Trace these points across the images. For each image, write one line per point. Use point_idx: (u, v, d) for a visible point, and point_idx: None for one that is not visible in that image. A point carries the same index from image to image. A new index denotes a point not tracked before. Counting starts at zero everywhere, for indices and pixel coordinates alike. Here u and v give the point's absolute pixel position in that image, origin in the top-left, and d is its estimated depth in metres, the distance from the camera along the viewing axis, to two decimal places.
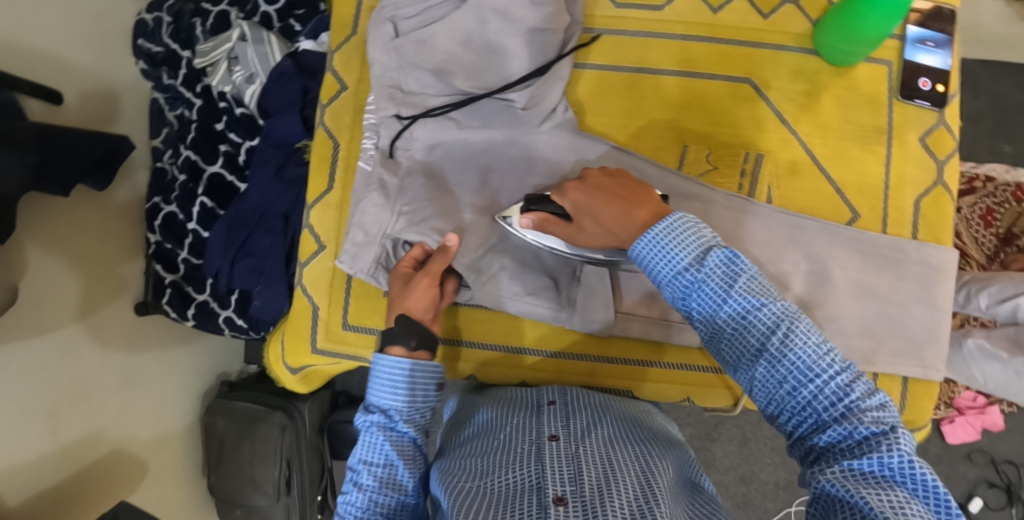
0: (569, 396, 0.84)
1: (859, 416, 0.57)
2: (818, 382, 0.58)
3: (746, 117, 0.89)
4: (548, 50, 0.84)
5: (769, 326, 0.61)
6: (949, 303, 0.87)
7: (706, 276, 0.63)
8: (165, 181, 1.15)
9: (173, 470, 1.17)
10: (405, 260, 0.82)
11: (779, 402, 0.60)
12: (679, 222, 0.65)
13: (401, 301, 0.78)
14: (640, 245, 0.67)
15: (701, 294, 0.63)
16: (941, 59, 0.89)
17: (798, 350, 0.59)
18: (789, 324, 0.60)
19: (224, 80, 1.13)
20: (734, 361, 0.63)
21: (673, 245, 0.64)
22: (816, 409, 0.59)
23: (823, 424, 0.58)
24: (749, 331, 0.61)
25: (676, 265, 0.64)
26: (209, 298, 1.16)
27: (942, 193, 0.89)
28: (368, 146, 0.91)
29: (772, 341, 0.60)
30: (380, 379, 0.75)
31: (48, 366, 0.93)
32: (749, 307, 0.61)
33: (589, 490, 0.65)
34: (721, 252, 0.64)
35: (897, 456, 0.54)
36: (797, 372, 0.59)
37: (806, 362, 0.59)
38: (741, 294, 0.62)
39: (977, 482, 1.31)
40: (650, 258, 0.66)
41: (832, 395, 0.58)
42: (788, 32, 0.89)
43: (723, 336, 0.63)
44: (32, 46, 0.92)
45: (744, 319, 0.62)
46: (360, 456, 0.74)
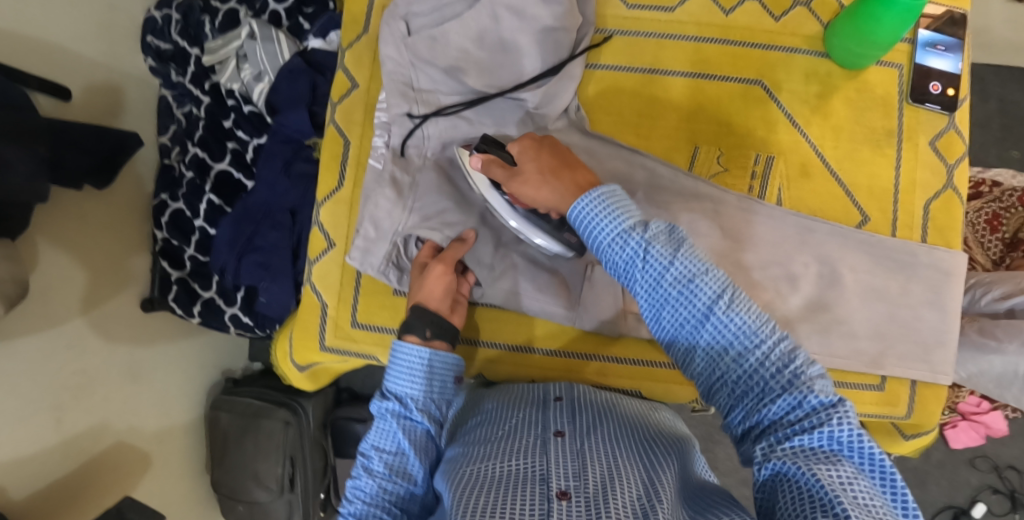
0: (576, 392, 0.84)
1: (808, 385, 0.56)
2: (762, 349, 0.58)
3: (757, 119, 0.89)
4: (561, 49, 0.85)
5: (713, 292, 0.60)
6: (959, 307, 0.87)
7: (649, 239, 0.63)
8: (172, 176, 1.15)
9: (178, 464, 1.17)
10: (424, 251, 0.85)
11: (726, 371, 0.60)
12: (613, 192, 0.66)
13: (419, 290, 0.80)
14: (578, 208, 0.66)
15: (644, 261, 0.63)
16: (952, 62, 0.89)
17: (742, 317, 0.59)
18: (731, 291, 0.60)
19: (233, 78, 1.13)
20: (677, 330, 0.62)
21: (614, 212, 0.65)
22: (763, 376, 0.58)
23: (770, 394, 0.57)
24: (693, 297, 0.61)
25: (618, 230, 0.64)
26: (215, 294, 1.16)
27: (952, 196, 0.89)
28: (379, 144, 0.91)
29: (717, 306, 0.60)
30: (397, 366, 0.75)
31: (54, 359, 0.93)
32: (695, 271, 0.61)
33: (593, 486, 0.65)
34: (660, 223, 0.65)
35: (847, 428, 0.54)
36: (741, 338, 0.59)
37: (749, 329, 0.59)
38: (686, 259, 0.62)
39: (980, 487, 1.31)
40: (591, 223, 0.65)
41: (777, 362, 0.58)
42: (800, 35, 0.89)
43: (666, 303, 0.62)
44: (42, 38, 0.93)
45: (688, 284, 0.61)
46: (372, 442, 0.75)
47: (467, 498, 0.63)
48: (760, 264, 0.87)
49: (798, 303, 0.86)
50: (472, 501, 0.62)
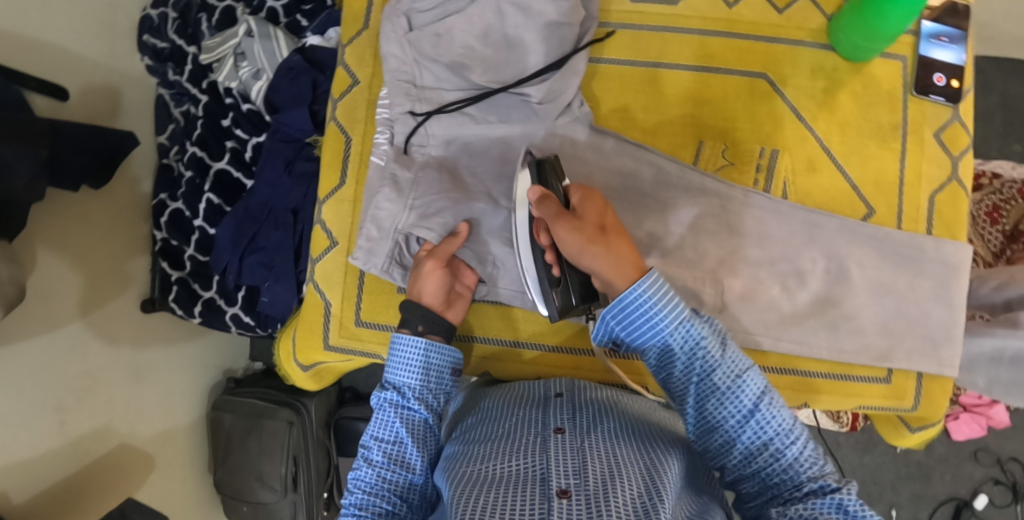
0: (576, 388, 0.84)
1: (829, 475, 0.64)
2: (796, 445, 0.65)
3: (764, 114, 0.88)
4: (566, 43, 0.84)
5: (756, 390, 0.66)
6: (965, 300, 0.87)
7: (702, 335, 0.67)
8: (171, 177, 1.14)
9: (182, 466, 1.17)
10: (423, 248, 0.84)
11: (762, 463, 0.66)
12: (666, 285, 0.67)
13: (413, 286, 0.80)
14: (633, 295, 0.67)
15: (699, 354, 0.67)
16: (955, 54, 0.88)
17: (779, 416, 0.66)
18: (770, 392, 0.67)
19: (231, 76, 1.13)
20: (719, 419, 0.67)
21: (670, 303, 0.67)
22: (796, 471, 0.64)
23: (799, 483, 0.64)
24: (739, 393, 0.66)
25: (676, 321, 0.67)
26: (216, 295, 1.16)
27: (958, 189, 0.89)
28: (381, 141, 0.90)
29: (760, 403, 0.66)
30: (394, 356, 0.77)
31: (57, 362, 0.92)
32: (741, 369, 0.67)
33: (593, 484, 0.63)
34: (706, 318, 0.69)
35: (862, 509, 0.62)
36: (779, 436, 0.65)
37: (785, 426, 0.66)
38: (734, 360, 0.67)
39: (982, 480, 1.31)
40: (647, 310, 0.67)
41: (806, 461, 0.64)
42: (806, 28, 0.89)
43: (715, 396, 0.67)
44: (39, 37, 0.91)
45: (737, 380, 0.66)
46: (372, 433, 0.75)
47: (465, 496, 0.63)
48: (765, 259, 0.87)
49: (806, 298, 0.86)
50: (471, 500, 0.62)
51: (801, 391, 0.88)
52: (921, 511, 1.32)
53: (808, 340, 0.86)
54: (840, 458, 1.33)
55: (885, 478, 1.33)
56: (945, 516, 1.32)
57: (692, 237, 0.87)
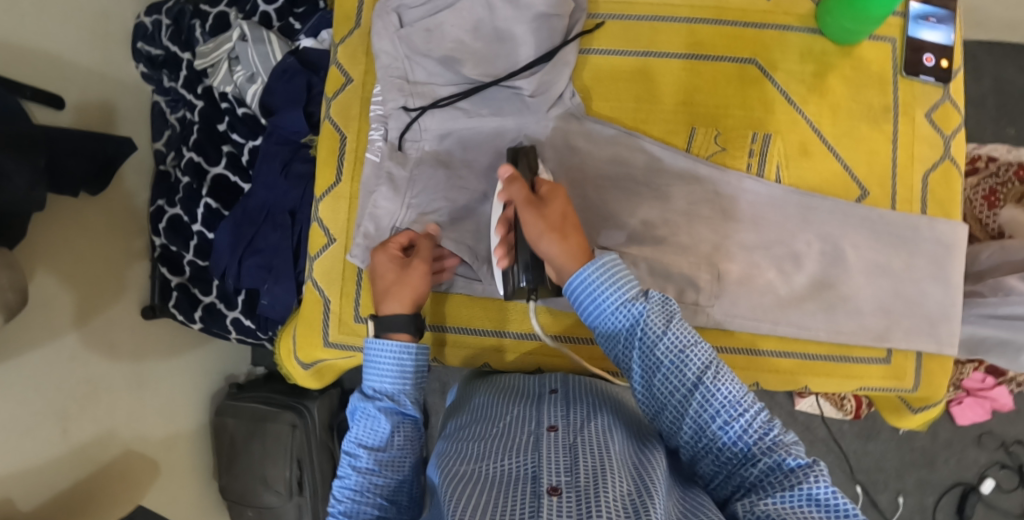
0: (571, 384, 0.83)
1: (784, 449, 0.61)
2: (746, 418, 0.63)
3: (755, 99, 0.89)
4: (556, 35, 0.84)
5: (701, 363, 0.65)
6: (962, 279, 0.87)
7: (645, 309, 0.67)
8: (169, 183, 1.15)
9: (186, 471, 1.17)
10: (392, 241, 0.82)
11: (711, 437, 0.64)
12: (616, 261, 0.69)
13: (399, 285, 0.78)
14: (578, 277, 0.69)
15: (640, 330, 0.67)
16: (944, 35, 0.89)
17: (728, 387, 0.64)
18: (718, 364, 0.65)
19: (226, 81, 1.13)
20: (666, 398, 0.66)
21: (613, 282, 0.68)
22: (746, 444, 0.62)
23: (752, 460, 0.62)
24: (684, 367, 0.65)
25: (618, 299, 0.68)
26: (216, 299, 1.16)
27: (950, 167, 0.89)
28: (375, 137, 0.90)
29: (705, 377, 0.64)
30: (381, 364, 0.75)
31: (57, 369, 0.93)
32: (686, 342, 0.66)
33: (584, 479, 0.62)
34: (654, 293, 0.69)
35: (823, 487, 0.57)
36: (726, 408, 0.63)
37: (733, 398, 0.63)
38: (677, 333, 0.66)
39: (988, 465, 1.31)
40: (591, 290, 0.69)
41: (758, 431, 0.62)
42: (794, 14, 0.90)
43: (659, 370, 0.66)
44: (34, 45, 0.92)
45: (680, 355, 0.65)
46: (357, 438, 0.75)
47: (459, 493, 0.63)
48: (761, 244, 0.87)
49: (803, 281, 0.87)
50: (466, 499, 0.62)
51: (802, 374, 0.88)
52: (927, 497, 1.32)
53: (806, 323, 0.86)
54: (844, 446, 1.33)
55: (890, 465, 1.33)
56: (952, 501, 1.32)
57: (687, 224, 0.87)
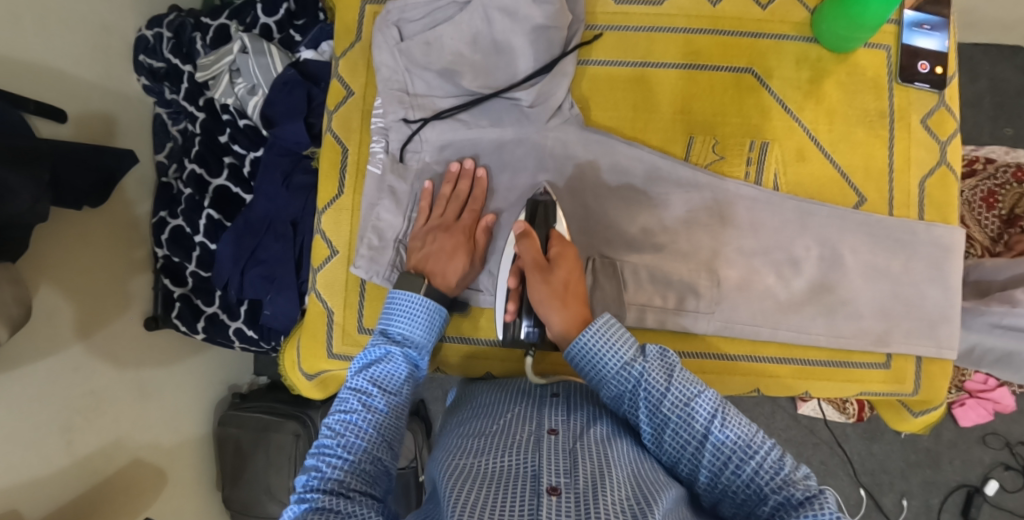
0: (572, 390, 0.83)
1: (795, 486, 0.61)
2: (757, 459, 0.63)
3: (752, 107, 0.90)
4: (554, 47, 0.85)
5: (708, 412, 0.66)
6: (961, 282, 0.88)
7: (647, 368, 0.69)
8: (171, 194, 1.16)
9: (191, 481, 1.18)
10: (467, 214, 0.87)
11: (725, 483, 0.65)
12: (613, 323, 0.72)
13: (450, 267, 0.83)
14: (580, 341, 0.72)
15: (644, 386, 0.69)
16: (938, 41, 0.90)
17: (735, 432, 0.65)
18: (723, 408, 0.66)
19: (227, 92, 1.15)
20: (679, 452, 0.68)
21: (613, 343, 0.71)
22: (760, 483, 0.63)
23: (765, 498, 0.62)
24: (692, 418, 0.66)
25: (619, 359, 0.70)
26: (219, 310, 1.17)
27: (947, 172, 0.90)
28: (377, 150, 0.91)
29: (713, 425, 0.65)
30: (412, 312, 0.79)
31: (63, 382, 0.93)
32: (689, 394, 0.67)
33: (583, 482, 0.63)
34: (653, 348, 0.71)
35: (832, 514, 0.57)
36: (736, 452, 0.64)
37: (743, 441, 0.64)
38: (680, 386, 0.68)
39: (992, 465, 1.31)
40: (593, 353, 0.72)
41: (769, 469, 0.62)
42: (789, 22, 0.90)
43: (668, 426, 0.68)
44: (38, 61, 0.93)
45: (686, 406, 0.67)
46: (370, 377, 0.74)
47: (459, 489, 0.63)
48: (761, 249, 0.88)
49: (802, 286, 0.87)
50: (465, 495, 0.61)
51: (803, 379, 0.89)
52: (932, 498, 1.32)
53: (805, 327, 0.87)
54: (848, 449, 1.33)
55: (895, 467, 1.33)
56: (957, 502, 1.32)
57: (686, 230, 0.88)
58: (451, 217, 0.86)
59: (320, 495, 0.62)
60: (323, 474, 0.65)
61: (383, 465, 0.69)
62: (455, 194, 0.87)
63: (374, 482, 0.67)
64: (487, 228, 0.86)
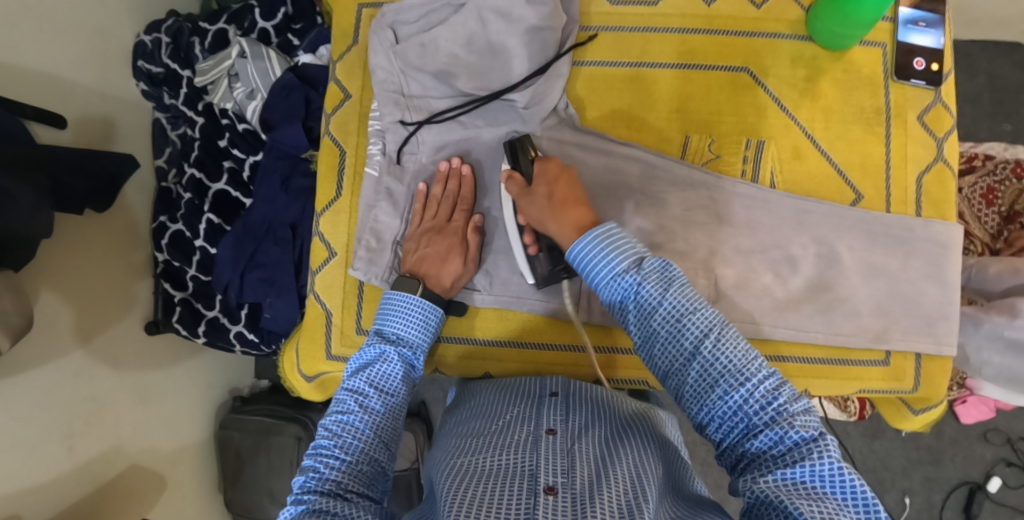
0: (572, 388, 0.82)
1: (788, 421, 0.60)
2: (748, 386, 0.62)
3: (748, 105, 0.90)
4: (548, 48, 0.86)
5: (702, 329, 0.65)
6: (959, 279, 0.88)
7: (642, 279, 0.68)
8: (171, 198, 1.16)
9: (192, 485, 1.18)
10: (457, 214, 0.87)
11: (711, 407, 0.63)
12: (616, 230, 0.71)
13: (440, 269, 0.83)
14: (577, 246, 0.72)
15: (637, 295, 0.68)
16: (934, 38, 0.90)
17: (728, 354, 0.64)
18: (720, 329, 0.65)
19: (227, 97, 1.16)
20: (667, 366, 0.67)
21: (610, 251, 0.70)
22: (750, 414, 0.62)
23: (754, 429, 0.62)
24: (683, 334, 0.65)
25: (614, 268, 0.69)
26: (219, 313, 1.18)
27: (944, 169, 0.90)
28: (374, 151, 0.91)
29: (704, 344, 0.64)
30: (408, 311, 0.78)
31: (63, 387, 0.94)
32: (684, 310, 0.66)
33: (580, 484, 0.64)
34: (654, 259, 0.69)
35: (828, 463, 0.58)
36: (728, 375, 0.63)
37: (736, 366, 0.63)
38: (675, 300, 0.66)
39: (994, 462, 1.31)
40: (588, 261, 0.71)
41: (761, 399, 0.62)
42: (784, 20, 0.90)
43: (657, 339, 0.67)
44: (37, 67, 0.93)
45: (679, 322, 0.66)
46: (366, 378, 0.73)
47: (458, 487, 0.63)
48: (758, 248, 0.88)
49: (799, 284, 0.87)
50: (463, 492, 0.62)
51: (804, 376, 0.88)
52: (934, 496, 1.32)
53: (803, 325, 0.87)
54: (849, 447, 1.33)
55: (896, 464, 1.33)
56: (959, 499, 1.31)
57: (683, 230, 0.88)
58: (442, 218, 0.87)
59: (316, 497, 0.63)
60: (321, 474, 0.66)
61: (381, 466, 0.69)
62: (445, 194, 0.88)
63: (371, 483, 0.67)
64: (479, 227, 0.87)
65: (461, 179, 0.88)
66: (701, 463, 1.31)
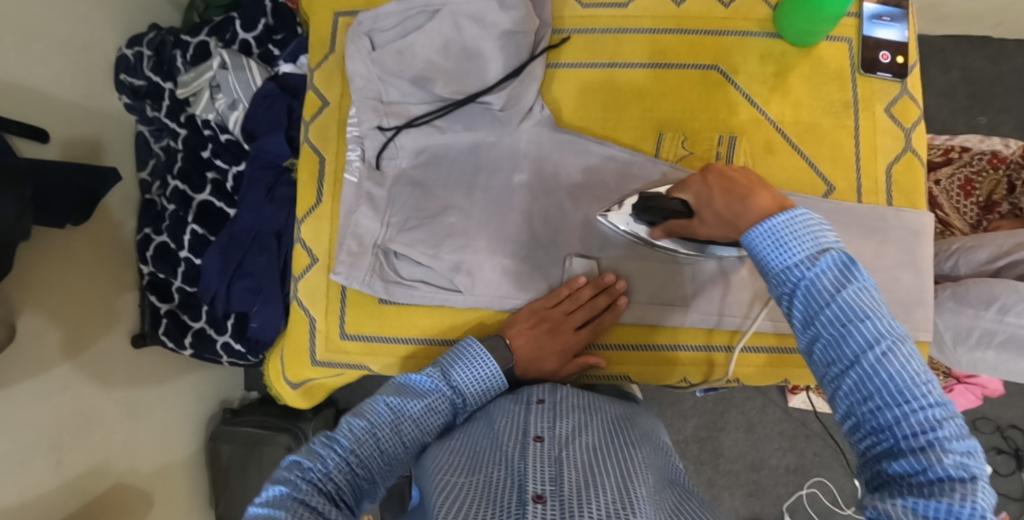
0: (559, 397, 0.80)
1: (939, 456, 0.51)
2: (906, 409, 0.53)
3: (719, 102, 0.92)
4: (522, 51, 0.87)
5: (868, 340, 0.55)
6: (932, 264, 0.89)
7: (816, 276, 0.58)
8: (155, 211, 1.17)
9: (180, 501, 1.17)
10: (578, 317, 0.86)
11: (858, 417, 0.55)
12: (806, 216, 0.61)
13: (533, 357, 0.85)
14: (755, 233, 0.63)
15: (803, 289, 0.59)
16: (897, 32, 0.93)
17: (895, 371, 0.54)
18: (892, 342, 0.55)
19: (208, 108, 1.17)
20: (822, 368, 0.58)
21: (789, 239, 0.60)
22: (899, 437, 0.53)
23: (898, 453, 0.53)
24: (847, 341, 0.56)
25: (786, 259, 0.60)
26: (205, 325, 1.18)
27: (913, 159, 0.92)
28: (353, 157, 0.93)
29: (867, 357, 0.55)
30: (473, 364, 0.79)
31: (49, 402, 0.93)
32: (854, 316, 0.56)
33: (568, 489, 0.62)
34: (841, 256, 0.59)
35: (970, 506, 0.49)
36: (887, 393, 0.54)
37: (897, 384, 0.54)
38: (848, 304, 0.56)
39: (985, 449, 1.32)
40: (762, 247, 0.62)
41: (917, 426, 0.53)
42: (752, 19, 0.92)
43: (816, 340, 0.58)
44: (24, 82, 0.94)
45: (845, 327, 0.56)
46: (402, 397, 0.74)
47: (449, 506, 0.62)
48: None
49: None
50: (456, 510, 0.61)
51: (784, 366, 0.91)
52: None
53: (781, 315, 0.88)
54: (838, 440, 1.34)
55: None
56: None
57: None
58: (562, 314, 0.86)
59: (306, 485, 0.64)
60: (323, 468, 0.66)
61: (374, 478, 0.70)
62: (575, 295, 0.87)
63: (358, 494, 0.68)
64: (586, 360, 0.89)
65: (600, 285, 0.87)
66: (693, 461, 1.32)
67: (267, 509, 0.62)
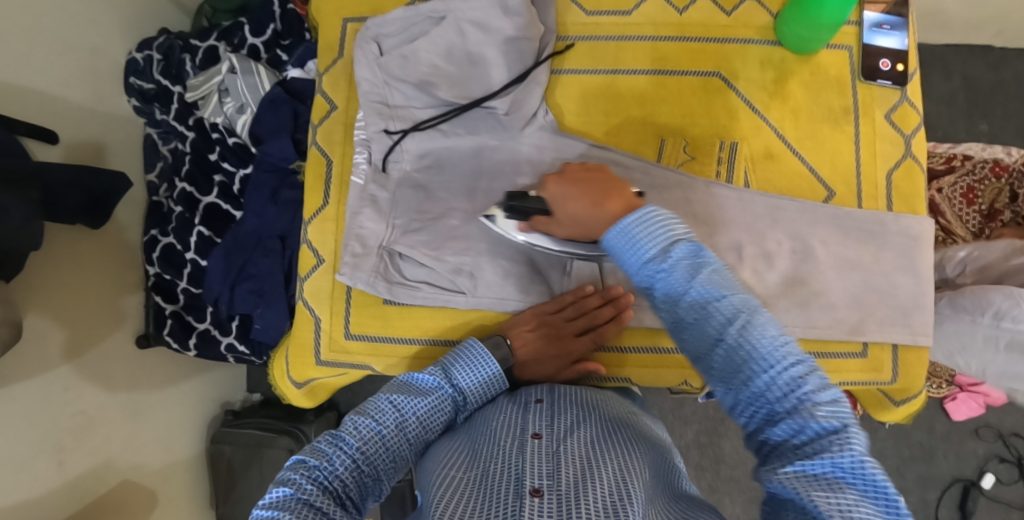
0: (557, 395, 0.81)
1: (810, 411, 0.54)
2: (770, 374, 0.57)
3: (719, 108, 0.93)
4: (526, 57, 0.88)
5: (726, 316, 0.60)
6: (931, 270, 0.90)
7: (670, 267, 0.63)
8: (162, 212, 1.18)
9: (182, 501, 1.18)
10: (577, 324, 0.87)
11: (736, 394, 0.59)
12: (654, 213, 0.66)
13: (530, 358, 0.86)
14: (612, 234, 0.68)
15: (664, 280, 0.64)
16: (897, 40, 0.93)
17: (755, 339, 0.58)
18: (747, 315, 0.59)
19: (217, 111, 1.19)
20: (695, 350, 0.62)
21: (642, 237, 0.66)
22: (773, 401, 0.57)
23: (776, 417, 0.56)
24: (708, 321, 0.60)
25: (642, 256, 0.65)
26: (210, 326, 1.20)
27: (913, 164, 0.92)
28: (359, 161, 0.94)
29: (729, 331, 0.59)
30: (475, 363, 0.80)
31: (52, 402, 0.94)
32: (710, 297, 0.61)
33: (565, 484, 0.63)
34: (687, 244, 0.64)
35: (848, 455, 0.52)
36: (752, 362, 0.58)
37: (760, 352, 0.58)
38: (702, 285, 0.61)
39: (987, 458, 1.32)
40: (619, 248, 0.67)
41: (783, 387, 0.56)
42: (753, 26, 0.94)
43: (680, 326, 0.62)
44: (32, 84, 0.95)
45: (704, 308, 0.61)
46: (402, 396, 0.75)
47: (447, 501, 0.63)
48: (732, 245, 0.90)
49: (775, 279, 0.89)
50: (453, 505, 0.62)
51: None
52: (929, 494, 1.32)
53: (783, 319, 0.88)
54: None
55: (890, 464, 1.34)
56: (954, 497, 1.32)
57: None
58: (562, 319, 0.87)
59: (312, 487, 0.64)
60: (329, 468, 0.67)
61: (378, 476, 0.70)
62: (579, 302, 0.87)
63: (362, 494, 0.68)
64: (585, 367, 0.89)
65: (608, 297, 0.87)
66: (694, 467, 1.32)
67: (271, 511, 0.62)
